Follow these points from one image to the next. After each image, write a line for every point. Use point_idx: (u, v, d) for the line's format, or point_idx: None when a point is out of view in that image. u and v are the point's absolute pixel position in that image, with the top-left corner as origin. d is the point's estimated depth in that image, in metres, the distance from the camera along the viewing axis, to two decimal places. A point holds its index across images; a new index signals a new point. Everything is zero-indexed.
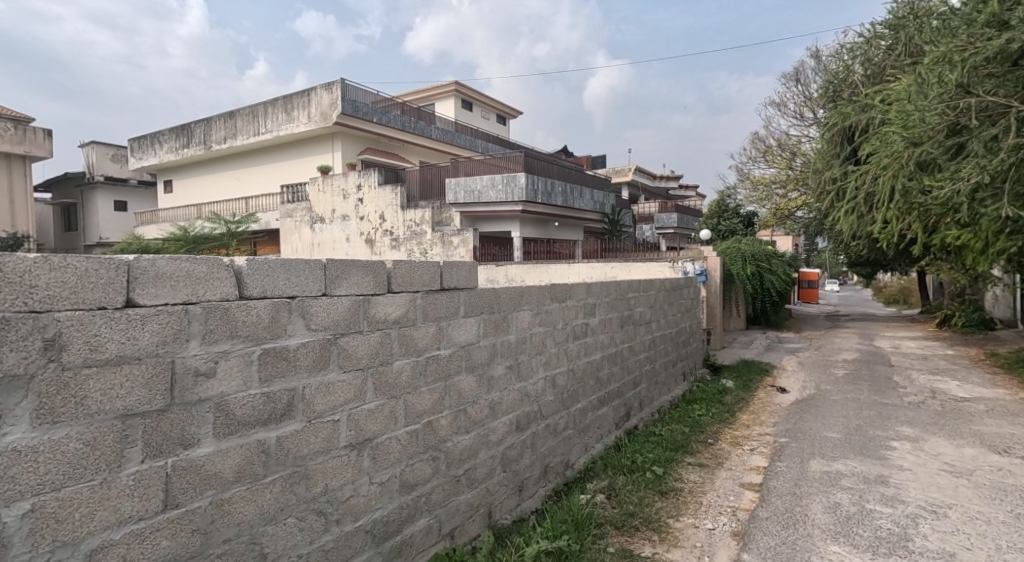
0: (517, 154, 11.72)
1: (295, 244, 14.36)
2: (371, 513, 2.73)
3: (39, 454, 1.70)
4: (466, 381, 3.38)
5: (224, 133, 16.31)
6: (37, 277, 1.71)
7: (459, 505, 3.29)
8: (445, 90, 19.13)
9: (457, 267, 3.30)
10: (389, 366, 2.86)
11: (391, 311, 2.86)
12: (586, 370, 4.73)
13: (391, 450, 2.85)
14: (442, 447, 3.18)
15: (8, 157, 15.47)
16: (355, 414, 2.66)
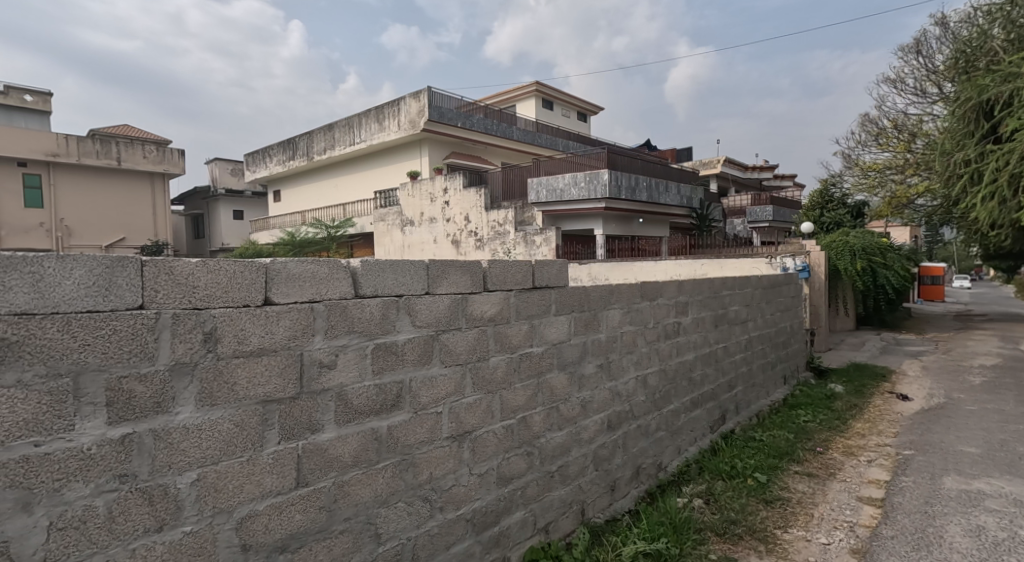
0: (599, 150, 11.63)
1: (387, 246, 15.18)
2: (471, 502, 2.92)
3: (201, 430, 1.99)
4: (558, 379, 3.50)
5: (324, 144, 17.42)
6: (197, 277, 1.99)
7: (553, 500, 3.41)
8: (526, 90, 19.35)
9: (548, 265, 3.42)
10: (486, 362, 3.03)
11: (488, 309, 3.04)
12: (679, 370, 4.71)
13: (488, 443, 3.02)
14: (536, 442, 3.32)
15: (151, 176, 17.30)
16: (455, 406, 2.86)
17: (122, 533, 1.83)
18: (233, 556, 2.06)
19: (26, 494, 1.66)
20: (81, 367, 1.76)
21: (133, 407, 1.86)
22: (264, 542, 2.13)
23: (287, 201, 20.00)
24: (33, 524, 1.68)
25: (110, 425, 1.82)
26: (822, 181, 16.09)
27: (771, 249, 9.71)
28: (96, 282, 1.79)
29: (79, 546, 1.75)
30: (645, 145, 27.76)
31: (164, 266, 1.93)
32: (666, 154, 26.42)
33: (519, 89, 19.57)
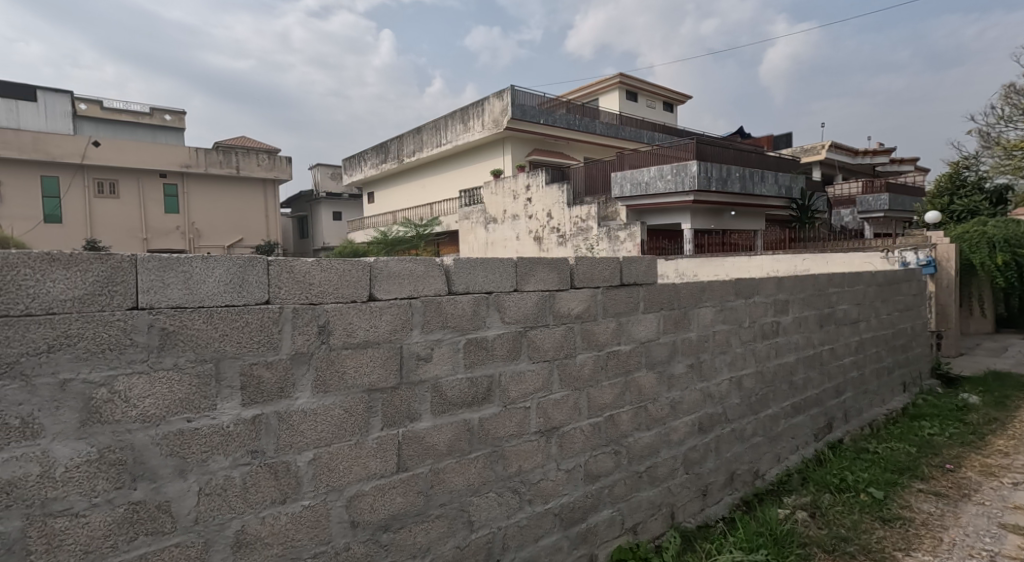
0: (688, 141, 11.20)
1: (471, 243, 15.56)
2: (559, 497, 3.01)
3: (316, 414, 2.18)
4: (647, 378, 3.52)
5: (414, 146, 18.09)
6: (312, 275, 2.18)
7: (641, 501, 3.44)
8: (610, 83, 19.11)
9: (635, 262, 3.44)
10: (573, 359, 3.11)
11: (574, 306, 3.11)
12: (777, 373, 4.56)
13: (575, 439, 3.10)
14: (623, 441, 3.36)
15: (264, 183, 18.69)
16: (543, 402, 2.96)
17: (253, 503, 2.03)
18: (344, 531, 2.25)
19: (181, 462, 1.89)
20: (222, 354, 1.97)
21: (262, 392, 2.06)
22: (370, 520, 2.31)
23: (381, 202, 20.97)
24: (187, 489, 1.90)
25: (244, 406, 2.02)
26: (951, 164, 14.78)
27: (888, 242, 8.98)
28: (232, 280, 1.99)
29: (221, 510, 1.96)
30: (739, 133, 26.57)
31: (286, 265, 2.14)
32: (762, 141, 25.18)
33: (603, 82, 19.35)
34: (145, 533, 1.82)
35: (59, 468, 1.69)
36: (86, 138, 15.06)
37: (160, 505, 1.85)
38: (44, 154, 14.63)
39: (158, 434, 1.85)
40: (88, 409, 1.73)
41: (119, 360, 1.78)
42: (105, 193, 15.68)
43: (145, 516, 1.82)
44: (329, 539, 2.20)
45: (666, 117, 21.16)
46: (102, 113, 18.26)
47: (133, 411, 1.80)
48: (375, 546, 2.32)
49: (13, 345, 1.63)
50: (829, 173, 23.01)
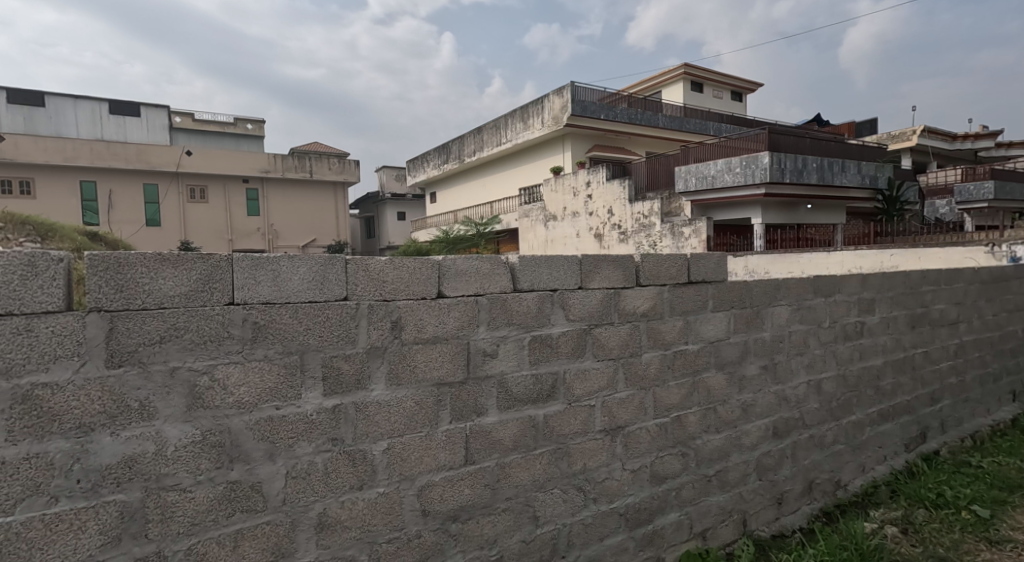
0: (759, 131, 10.60)
1: (531, 241, 15.60)
2: (624, 497, 3.02)
3: (389, 407, 2.29)
4: (716, 379, 3.46)
5: (474, 146, 18.30)
6: (386, 273, 2.29)
7: (711, 506, 3.40)
8: (674, 74, 18.65)
9: (704, 259, 3.39)
10: (638, 358, 3.11)
11: (640, 303, 3.11)
12: (861, 377, 4.37)
13: (641, 439, 3.10)
14: (691, 443, 3.33)
15: (335, 186, 19.39)
16: (608, 400, 2.98)
17: (333, 487, 2.16)
18: (415, 519, 2.35)
19: (271, 446, 2.04)
20: (305, 347, 2.11)
21: (341, 383, 2.18)
22: (440, 509, 2.41)
23: (443, 202, 21.34)
24: (276, 471, 2.05)
25: (326, 396, 2.15)
26: None
27: (990, 237, 8.34)
28: (314, 277, 2.12)
29: (305, 493, 2.10)
30: (817, 121, 25.27)
31: (361, 264, 2.25)
32: (842, 129, 23.91)
33: (667, 73, 18.91)
34: (241, 510, 1.98)
35: (170, 447, 1.87)
36: (179, 149, 16.18)
37: (253, 485, 2.01)
38: (145, 164, 15.84)
39: (251, 420, 2.00)
40: (192, 395, 1.90)
41: (217, 351, 1.94)
42: (197, 198, 16.84)
43: (240, 495, 1.98)
44: (402, 526, 2.31)
45: (735, 108, 20.45)
46: (190, 123, 19.53)
47: (229, 398, 1.96)
48: (444, 535, 2.41)
49: (130, 336, 1.81)
50: (920, 161, 21.55)
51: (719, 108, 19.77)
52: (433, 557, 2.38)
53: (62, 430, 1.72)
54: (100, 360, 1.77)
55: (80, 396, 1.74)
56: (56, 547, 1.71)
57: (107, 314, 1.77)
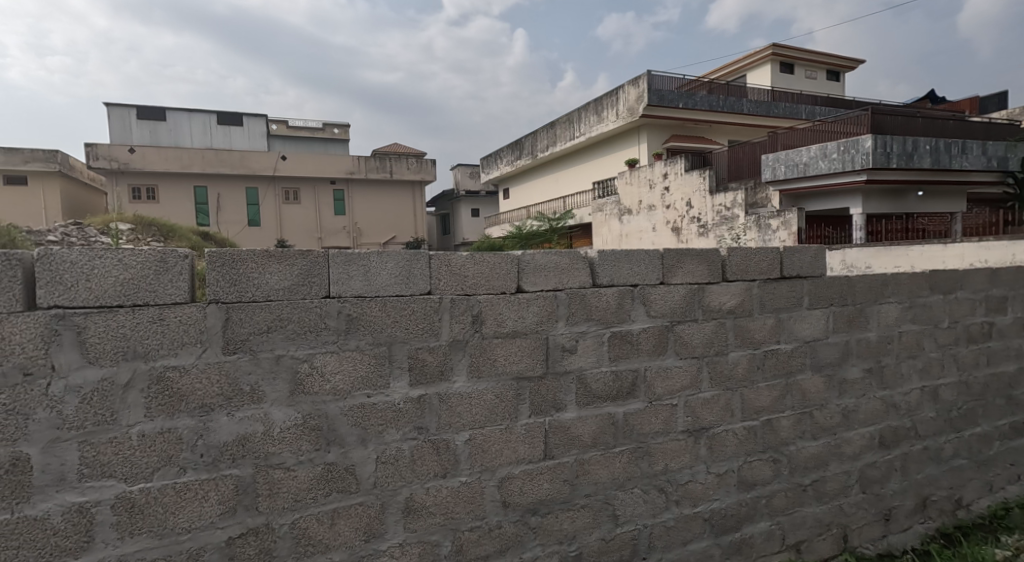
0: (862, 113, 9.90)
1: (605, 236, 15.44)
2: (709, 502, 2.94)
3: (471, 398, 2.36)
4: (812, 382, 3.26)
5: (547, 141, 18.24)
6: (467, 268, 2.36)
7: (806, 517, 3.21)
8: (762, 56, 17.76)
9: (799, 253, 3.20)
10: (724, 357, 3.00)
11: (726, 300, 2.99)
12: (990, 385, 3.99)
13: (728, 442, 2.99)
14: (784, 450, 3.16)
15: (414, 186, 19.80)
16: (691, 400, 2.90)
17: (419, 474, 2.26)
18: (496, 509, 2.41)
19: (363, 432, 2.16)
20: (393, 339, 2.22)
21: (426, 374, 2.28)
22: (520, 502, 2.46)
23: (517, 198, 21.45)
24: (367, 456, 2.17)
25: (412, 386, 2.26)
26: None
27: None
28: (402, 272, 2.23)
29: (394, 478, 2.21)
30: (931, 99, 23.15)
31: (444, 260, 2.33)
32: (962, 107, 21.75)
33: (754, 55, 18.04)
34: (337, 491, 2.12)
35: (277, 428, 2.03)
36: (275, 154, 17.22)
37: (347, 468, 2.14)
38: (247, 169, 16.95)
39: (345, 406, 2.13)
40: (294, 380, 2.05)
41: (316, 341, 2.09)
42: (291, 199, 17.85)
43: (336, 476, 2.12)
44: (484, 516, 2.38)
45: (832, 89, 19.14)
46: (283, 130, 20.72)
47: (327, 385, 2.10)
48: (524, 528, 2.46)
49: (243, 325, 1.98)
50: None
51: (814, 90, 18.57)
52: (513, 548, 2.44)
53: (188, 409, 1.90)
54: (218, 346, 1.95)
55: (202, 379, 1.92)
56: (182, 514, 1.90)
57: (224, 306, 1.95)
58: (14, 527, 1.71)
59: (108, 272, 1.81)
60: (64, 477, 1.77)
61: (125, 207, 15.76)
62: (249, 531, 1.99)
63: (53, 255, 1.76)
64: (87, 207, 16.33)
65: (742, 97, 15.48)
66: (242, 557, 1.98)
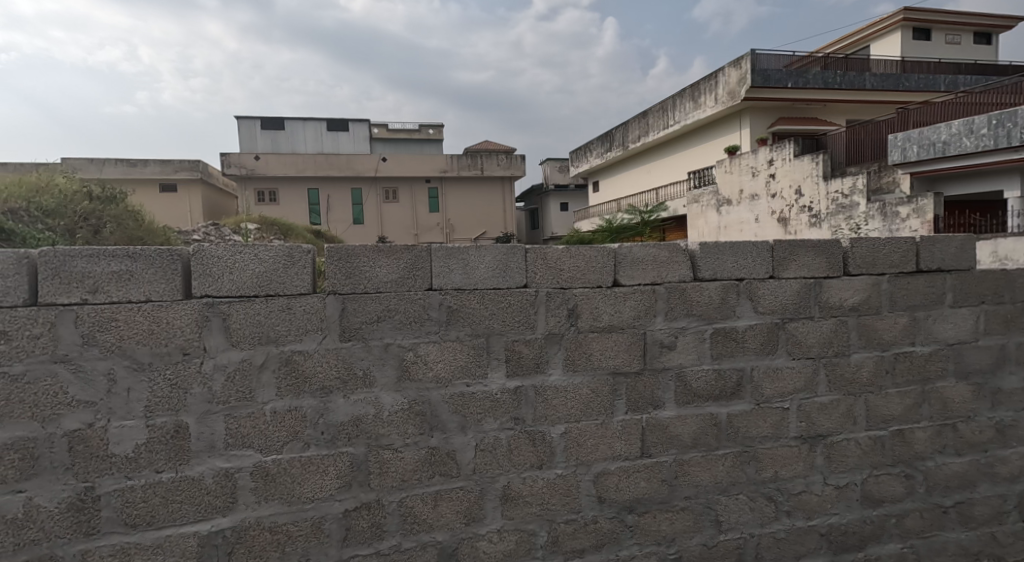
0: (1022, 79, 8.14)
1: (701, 229, 14.09)
2: (826, 515, 2.70)
3: (565, 391, 2.39)
4: (956, 390, 2.87)
5: (639, 132, 17.75)
6: (562, 261, 2.38)
7: (946, 543, 2.84)
8: (893, 22, 16.22)
9: (942, 242, 2.78)
10: (846, 359, 2.71)
11: (849, 296, 2.70)
12: None
13: (848, 453, 2.73)
14: (919, 465, 2.82)
15: (504, 181, 19.80)
16: (806, 404, 2.67)
17: (516, 463, 2.33)
18: (592, 504, 2.43)
19: (463, 420, 2.26)
20: (490, 330, 2.29)
21: (522, 365, 2.33)
22: (616, 499, 2.45)
23: (606, 191, 21.13)
24: (467, 442, 2.27)
25: (509, 377, 2.32)
26: None
27: None
28: (499, 265, 2.30)
29: (492, 465, 2.30)
30: None
31: (540, 254, 2.36)
32: None
33: (884, 22, 16.53)
34: (440, 474, 2.24)
35: (386, 412, 2.17)
36: (376, 157, 18.08)
37: (448, 452, 2.25)
38: (352, 171, 17.95)
39: (447, 394, 2.24)
40: (401, 367, 2.19)
41: (420, 331, 2.21)
42: (391, 199, 18.66)
43: (438, 460, 2.24)
44: (579, 510, 2.41)
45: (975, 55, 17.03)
46: (384, 133, 21.76)
47: (430, 372, 2.22)
48: (620, 525, 2.46)
49: (356, 314, 2.14)
50: None
51: (952, 56, 16.56)
52: (608, 545, 2.44)
53: (311, 390, 2.09)
54: (336, 333, 2.12)
55: (323, 362, 2.10)
56: (307, 485, 2.09)
57: (340, 296, 2.12)
58: (177, 484, 1.97)
59: (246, 266, 2.02)
60: (214, 445, 2.00)
61: (253, 209, 17.31)
62: (363, 506, 2.15)
63: (200, 251, 1.99)
64: (221, 210, 18.02)
65: (863, 70, 14.05)
66: (356, 528, 2.14)
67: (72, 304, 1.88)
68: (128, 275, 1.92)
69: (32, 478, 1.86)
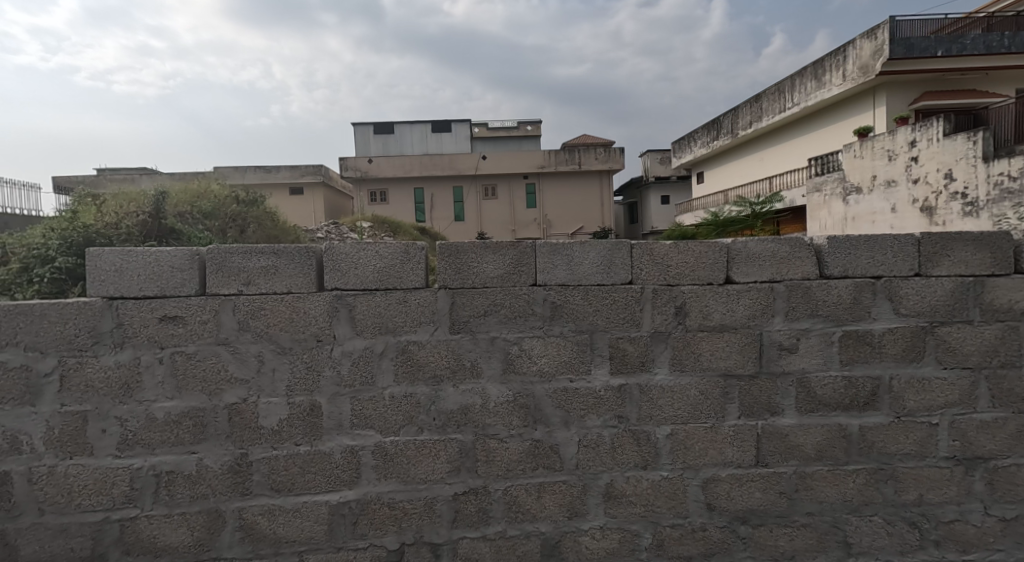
0: None
1: (823, 220, 12.77)
2: (987, 550, 2.43)
3: (673, 392, 2.36)
4: None
5: (752, 118, 16.80)
6: (670, 257, 2.34)
7: None
8: None
9: None
10: (1016, 372, 2.42)
11: (1020, 298, 2.40)
12: None
13: (1017, 482, 2.43)
14: None
15: (601, 177, 19.52)
16: (961, 421, 2.42)
17: (619, 463, 2.33)
18: (700, 511, 2.38)
19: (566, 415, 2.30)
20: (594, 327, 2.32)
21: (626, 363, 2.33)
22: (727, 508, 2.38)
23: (712, 181, 20.24)
24: (571, 438, 2.31)
25: (613, 374, 2.33)
26: None
27: None
28: (603, 261, 2.31)
29: (595, 463, 2.32)
30: None
31: (646, 249, 2.34)
32: None
33: None
34: (543, 466, 2.30)
35: (493, 403, 2.26)
36: (476, 156, 18.53)
37: (551, 446, 2.30)
38: (455, 170, 18.53)
39: (550, 389, 2.29)
40: (506, 360, 2.27)
41: (525, 325, 2.28)
42: (490, 196, 19.04)
43: (542, 453, 2.30)
44: (687, 515, 2.37)
45: None
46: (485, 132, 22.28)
47: (534, 367, 2.28)
48: (732, 536, 2.38)
49: (464, 308, 2.24)
50: None
51: None
52: (719, 555, 2.38)
53: (424, 378, 2.22)
54: (446, 325, 2.23)
55: (435, 353, 2.23)
56: (420, 467, 2.22)
57: (450, 291, 2.23)
58: (311, 459, 2.17)
59: (368, 262, 2.18)
60: (341, 424, 2.19)
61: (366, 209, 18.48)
62: (471, 491, 2.25)
63: (331, 248, 2.18)
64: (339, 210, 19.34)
65: None
66: (465, 512, 2.25)
67: (230, 295, 2.13)
68: (273, 268, 2.15)
69: (201, 442, 2.13)
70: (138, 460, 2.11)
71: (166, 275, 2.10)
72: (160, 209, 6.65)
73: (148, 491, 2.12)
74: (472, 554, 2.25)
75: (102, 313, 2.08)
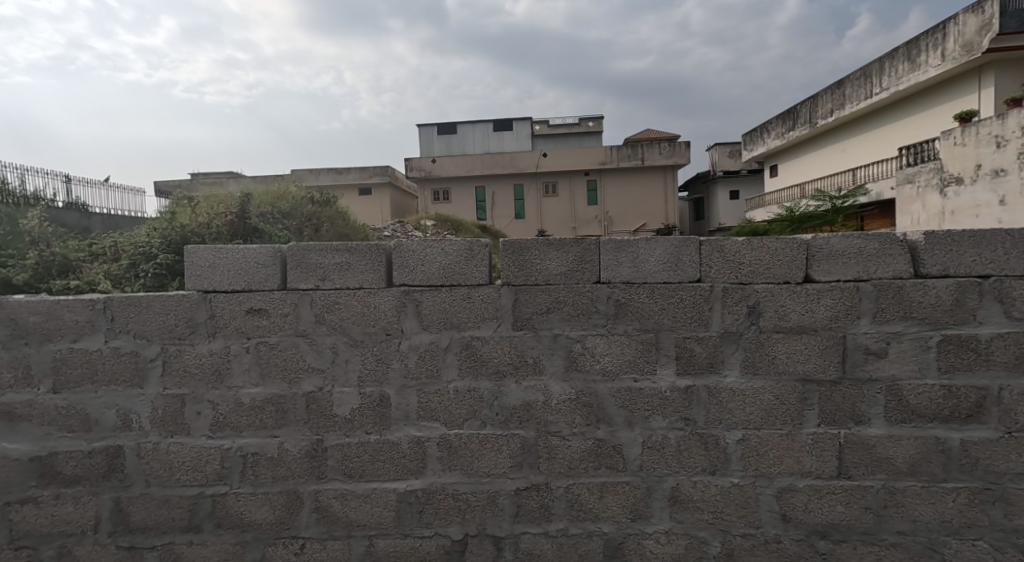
0: None
1: (916, 214, 11.80)
2: None
3: (746, 396, 2.29)
4: None
5: (832, 106, 15.91)
6: (743, 255, 2.28)
7: None
8: None
9: None
10: None
11: None
12: None
13: None
14: None
15: (665, 172, 18.99)
16: None
17: (686, 466, 2.30)
18: (774, 522, 2.30)
19: (630, 416, 2.28)
20: (660, 326, 2.29)
21: (693, 364, 2.29)
22: (805, 521, 2.29)
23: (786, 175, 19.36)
24: (634, 439, 2.29)
25: (679, 375, 2.29)
26: None
27: None
28: (670, 259, 2.28)
29: (660, 465, 2.29)
30: None
31: (717, 246, 2.29)
32: None
33: None
34: (606, 466, 2.29)
35: (556, 401, 2.28)
36: (536, 154, 18.53)
37: (615, 446, 2.29)
38: (516, 168, 18.60)
39: (614, 388, 2.28)
40: (570, 358, 2.28)
41: (588, 324, 2.28)
42: (551, 193, 19.01)
43: (605, 453, 2.29)
44: (759, 525, 2.30)
45: None
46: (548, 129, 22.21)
47: (598, 367, 2.28)
48: (810, 550, 2.29)
49: (527, 305, 2.26)
50: None
51: None
52: None
53: (489, 374, 2.26)
54: (509, 322, 2.26)
55: (499, 348, 2.26)
56: (484, 461, 2.26)
57: (514, 288, 2.26)
58: (381, 448, 2.25)
59: (434, 259, 2.24)
60: (409, 415, 2.26)
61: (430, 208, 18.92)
62: (533, 487, 2.27)
63: (401, 246, 2.26)
64: (405, 209, 19.82)
65: None
66: (528, 507, 2.28)
67: (308, 290, 2.24)
68: (346, 266, 2.24)
69: (282, 428, 2.25)
70: (227, 441, 2.25)
71: (252, 271, 2.23)
72: (245, 210, 6.95)
73: (236, 470, 2.26)
74: (535, 551, 2.27)
75: (197, 305, 2.23)
